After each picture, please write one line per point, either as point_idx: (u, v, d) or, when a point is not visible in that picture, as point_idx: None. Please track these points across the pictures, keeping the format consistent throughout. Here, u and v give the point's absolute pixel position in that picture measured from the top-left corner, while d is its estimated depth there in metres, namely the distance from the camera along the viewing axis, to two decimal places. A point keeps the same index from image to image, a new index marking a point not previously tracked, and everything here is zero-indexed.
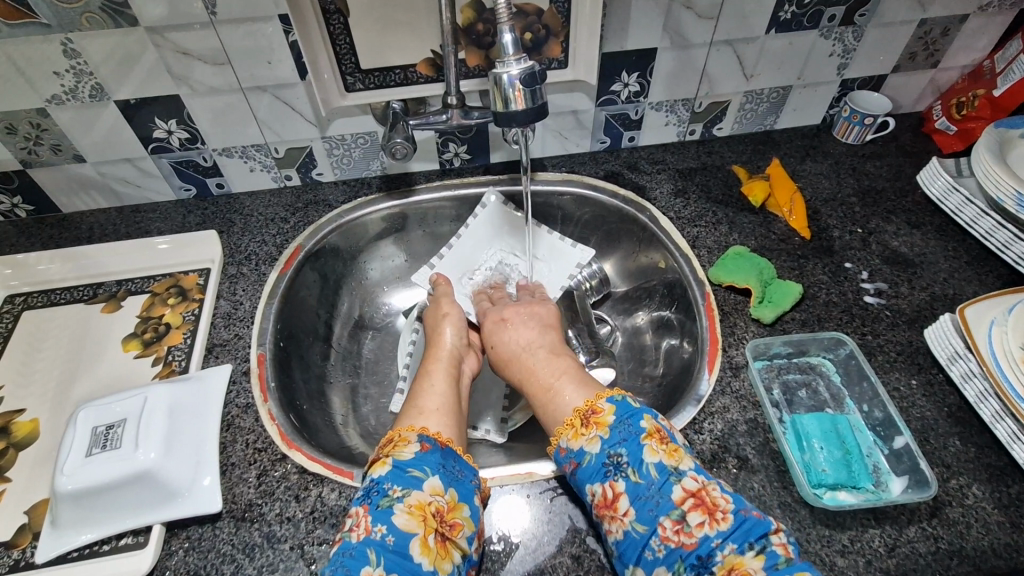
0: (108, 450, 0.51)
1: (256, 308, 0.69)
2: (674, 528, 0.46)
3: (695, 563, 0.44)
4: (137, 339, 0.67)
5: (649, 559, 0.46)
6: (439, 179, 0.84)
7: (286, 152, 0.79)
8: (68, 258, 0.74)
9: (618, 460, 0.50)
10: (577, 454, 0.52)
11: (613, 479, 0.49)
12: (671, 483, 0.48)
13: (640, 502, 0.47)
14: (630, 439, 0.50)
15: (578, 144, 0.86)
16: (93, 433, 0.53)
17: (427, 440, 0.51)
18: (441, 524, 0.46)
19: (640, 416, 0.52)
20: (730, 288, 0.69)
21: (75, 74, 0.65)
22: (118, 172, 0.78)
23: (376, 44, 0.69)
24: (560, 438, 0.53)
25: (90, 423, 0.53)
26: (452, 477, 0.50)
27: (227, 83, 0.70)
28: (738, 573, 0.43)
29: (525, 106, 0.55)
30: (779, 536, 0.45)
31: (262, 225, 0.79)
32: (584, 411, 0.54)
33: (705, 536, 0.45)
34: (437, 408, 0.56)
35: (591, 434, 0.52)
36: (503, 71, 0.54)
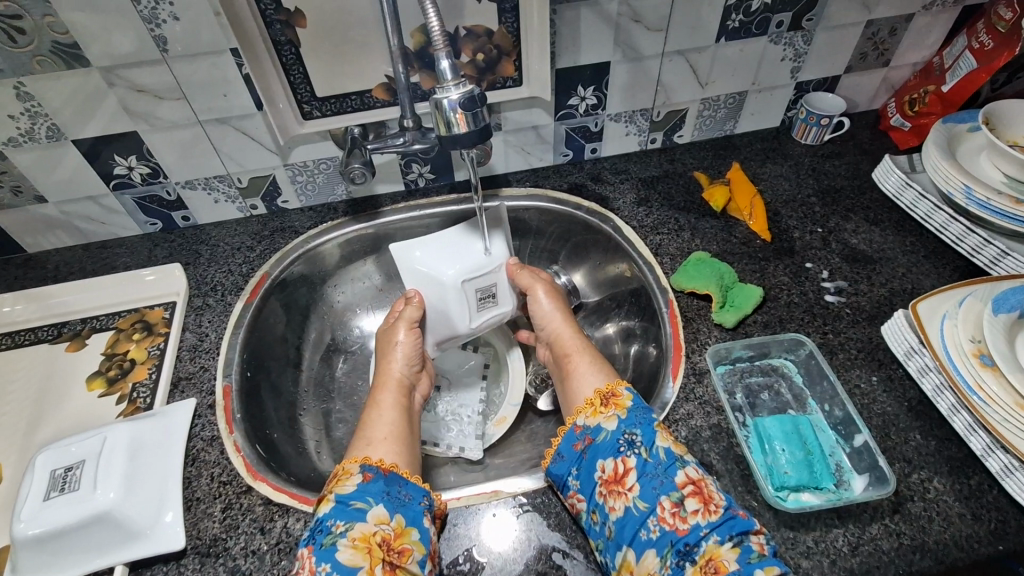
0: (67, 492, 0.51)
1: (222, 338, 0.69)
2: (672, 510, 0.48)
3: (683, 549, 0.46)
4: (102, 377, 0.67)
5: (643, 539, 0.48)
6: (404, 201, 0.85)
7: (249, 182, 0.80)
8: (33, 298, 0.74)
9: (632, 438, 0.53)
10: (594, 430, 0.55)
11: (626, 454, 0.52)
12: (676, 466, 0.50)
13: (646, 478, 0.50)
14: (646, 423, 0.54)
15: (541, 159, 0.87)
16: (51, 476, 0.52)
17: (369, 469, 0.52)
18: (389, 553, 0.47)
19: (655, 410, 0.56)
20: (692, 294, 0.70)
21: (30, 116, 0.66)
22: (81, 211, 0.78)
23: (331, 71, 0.69)
24: (578, 417, 0.57)
25: (49, 466, 0.53)
26: (398, 502, 0.50)
27: (185, 117, 0.70)
28: (715, 563, 0.45)
29: (467, 128, 0.56)
30: (759, 536, 0.46)
31: (228, 255, 0.79)
32: (605, 393, 0.58)
33: (697, 524, 0.47)
34: (386, 437, 0.57)
35: (611, 413, 0.56)
36: (442, 96, 0.55)
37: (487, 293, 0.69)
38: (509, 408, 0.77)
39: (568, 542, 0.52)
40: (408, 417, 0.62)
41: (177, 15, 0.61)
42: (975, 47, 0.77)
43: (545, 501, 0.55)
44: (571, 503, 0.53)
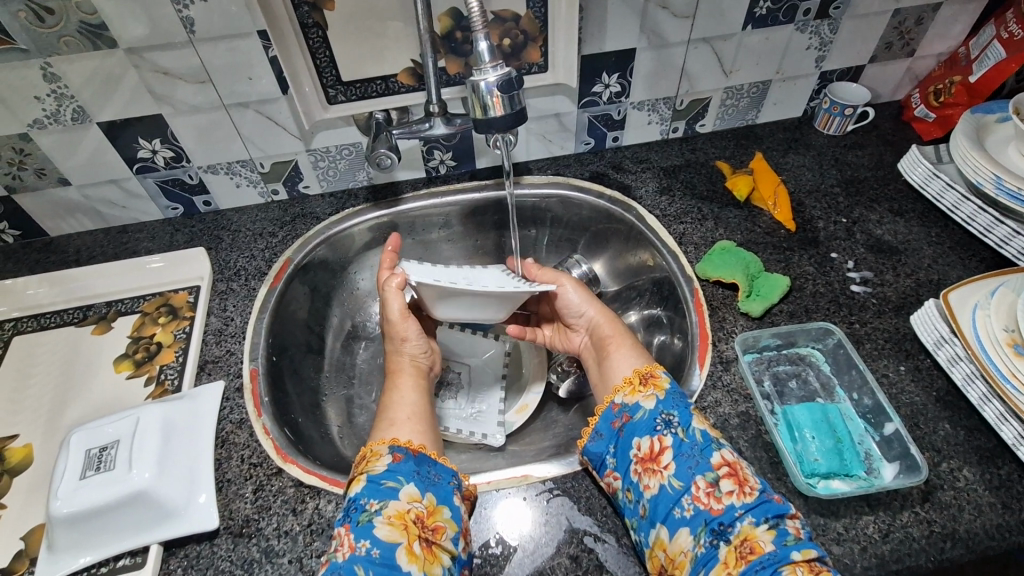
0: (102, 472, 0.51)
1: (248, 323, 0.69)
2: (707, 490, 0.48)
3: (717, 528, 0.46)
4: (129, 359, 0.67)
5: (676, 518, 0.48)
6: (426, 187, 0.85)
7: (271, 167, 0.80)
8: (57, 281, 0.74)
9: (669, 418, 0.53)
10: (632, 408, 0.55)
11: (662, 434, 0.52)
12: (712, 448, 0.50)
13: (682, 458, 0.50)
14: (683, 406, 0.54)
15: (563, 146, 0.87)
16: (86, 455, 0.53)
17: (399, 450, 0.52)
18: (424, 529, 0.47)
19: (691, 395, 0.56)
20: (718, 283, 0.70)
21: (56, 98, 0.65)
22: (103, 194, 0.78)
23: (357, 54, 0.69)
24: (616, 395, 0.57)
25: (83, 445, 0.53)
26: (428, 482, 0.51)
27: (210, 101, 0.70)
28: (751, 544, 0.45)
29: (503, 112, 0.56)
30: (795, 520, 0.47)
31: (250, 240, 0.79)
32: (644, 373, 0.57)
33: (732, 504, 0.47)
34: (407, 419, 0.58)
35: (649, 392, 0.55)
36: (480, 78, 0.55)
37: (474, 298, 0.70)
38: (530, 396, 0.77)
39: (598, 525, 0.53)
40: (427, 398, 0.63)
41: None
42: (1004, 37, 0.76)
43: (576, 485, 0.56)
44: (606, 483, 0.54)
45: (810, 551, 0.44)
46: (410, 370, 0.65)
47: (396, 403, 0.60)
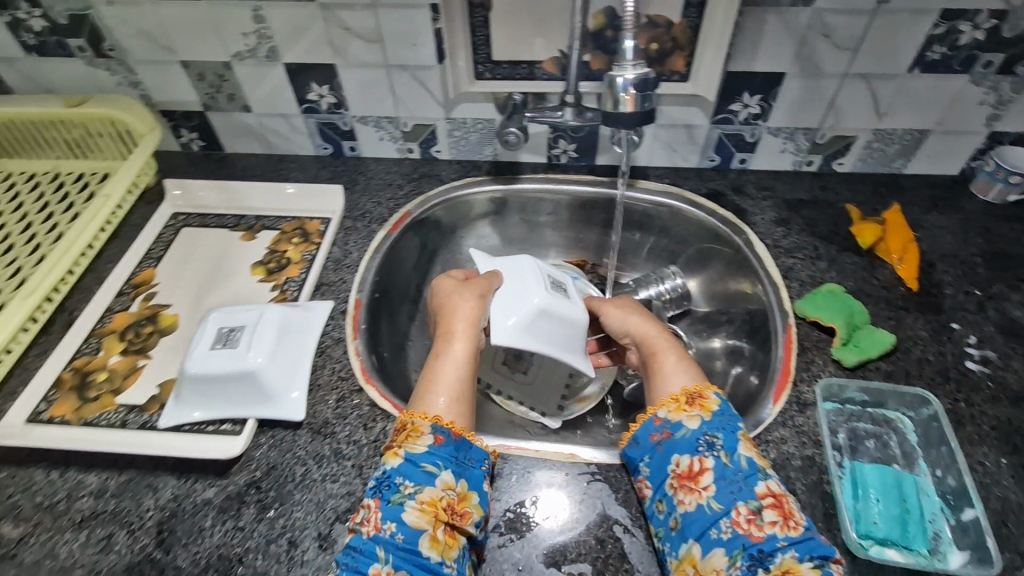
0: (227, 348, 0.61)
1: (363, 258, 0.78)
2: (748, 516, 0.48)
3: (755, 555, 0.46)
4: (263, 267, 0.77)
5: (712, 538, 0.48)
6: (543, 173, 0.89)
7: (412, 127, 0.88)
8: (223, 189, 0.86)
9: (712, 441, 0.53)
10: (674, 425, 0.55)
11: (704, 455, 0.52)
12: (758, 477, 0.50)
13: (724, 482, 0.50)
14: (729, 429, 0.53)
15: (685, 159, 0.87)
16: (218, 331, 0.63)
17: (440, 432, 0.53)
18: (452, 516, 0.50)
19: (740, 422, 0.55)
20: (814, 324, 0.67)
21: (259, 36, 0.77)
22: (273, 125, 0.90)
23: (512, 38, 0.74)
24: (660, 410, 0.57)
25: (217, 323, 0.64)
26: (463, 467, 0.53)
27: (376, 60, 0.78)
28: None
29: (634, 109, 0.58)
30: (838, 563, 0.46)
31: (380, 188, 0.88)
32: (691, 392, 0.57)
33: (773, 535, 0.46)
34: (455, 395, 0.58)
35: (694, 413, 0.55)
36: (618, 74, 0.57)
37: (559, 286, 0.72)
38: (593, 390, 0.80)
39: (632, 518, 0.55)
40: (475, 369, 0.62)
41: None
42: None
43: (619, 476, 0.57)
44: (638, 487, 0.55)
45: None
46: (467, 328, 0.64)
47: (447, 373, 0.60)
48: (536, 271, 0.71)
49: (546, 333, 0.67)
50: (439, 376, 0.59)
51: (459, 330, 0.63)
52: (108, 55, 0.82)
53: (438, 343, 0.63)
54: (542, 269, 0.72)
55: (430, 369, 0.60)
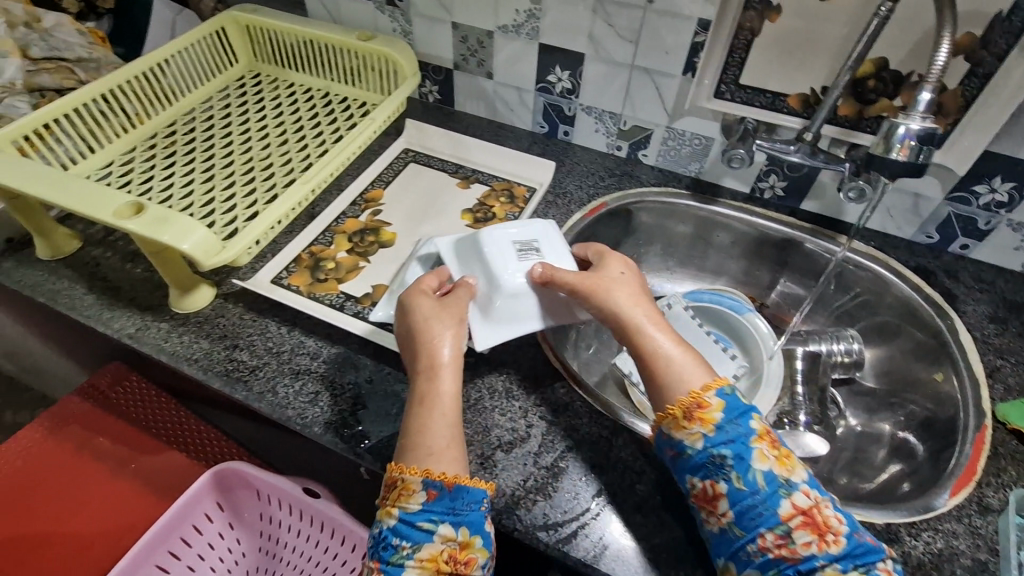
0: (450, 274, 0.67)
1: (558, 232, 0.84)
2: (778, 542, 0.47)
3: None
4: (471, 214, 0.86)
5: (744, 561, 0.48)
6: (742, 202, 0.90)
7: (630, 127, 0.92)
8: (453, 139, 0.95)
9: (721, 462, 0.50)
10: (676, 444, 0.52)
11: (715, 479, 0.50)
12: (780, 496, 0.48)
13: (743, 509, 0.48)
14: (738, 441, 0.50)
15: (899, 228, 0.83)
16: (450, 255, 0.69)
17: (432, 485, 0.48)
18: (454, 567, 0.47)
19: (836, 472, 0.49)
20: (1015, 433, 0.63)
21: (528, 15, 0.86)
22: (505, 95, 0.99)
23: (767, 66, 0.76)
24: (660, 422, 0.54)
25: (449, 249, 0.70)
26: (460, 514, 0.49)
27: (624, 59, 0.84)
28: None
29: (906, 159, 0.57)
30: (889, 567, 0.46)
31: (584, 175, 0.94)
32: (689, 402, 0.52)
33: (811, 555, 0.46)
34: (449, 442, 0.51)
35: (695, 430, 0.51)
36: (901, 122, 0.57)
37: (527, 249, 0.67)
38: None
39: None
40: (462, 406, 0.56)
41: None
42: None
43: None
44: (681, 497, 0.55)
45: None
46: (453, 361, 0.56)
47: (439, 426, 0.52)
48: (503, 245, 0.66)
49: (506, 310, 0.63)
50: (428, 428, 0.52)
51: (445, 360, 0.56)
52: (396, 4, 0.95)
53: (420, 385, 0.55)
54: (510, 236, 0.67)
55: (414, 417, 0.53)
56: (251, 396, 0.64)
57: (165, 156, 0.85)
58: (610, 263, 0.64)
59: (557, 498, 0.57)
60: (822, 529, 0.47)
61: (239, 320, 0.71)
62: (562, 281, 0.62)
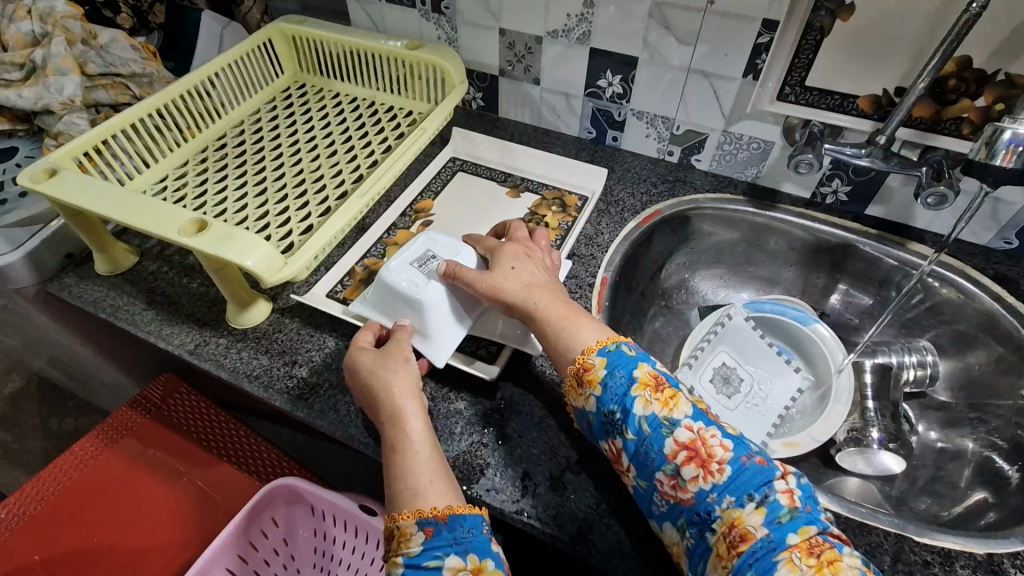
0: (428, 272, 0.64)
1: (613, 242, 0.82)
2: (671, 483, 0.49)
3: (693, 517, 0.48)
4: (523, 224, 0.84)
5: (660, 513, 0.51)
6: (803, 207, 0.86)
7: (683, 132, 0.90)
8: (501, 148, 0.94)
9: (612, 418, 0.53)
10: (582, 412, 0.57)
11: (614, 436, 0.53)
12: (664, 437, 0.50)
13: (637, 459, 0.51)
14: (621, 396, 0.52)
15: (975, 233, 0.79)
16: (421, 255, 0.66)
17: (426, 522, 0.48)
18: None
19: (654, 367, 0.54)
20: None
21: (580, 19, 0.84)
22: (552, 101, 0.98)
23: (835, 66, 0.72)
24: (571, 401, 0.58)
25: (426, 246, 0.67)
26: (463, 541, 0.48)
27: (680, 62, 0.81)
28: (737, 530, 0.45)
29: (1011, 165, 0.54)
30: (785, 485, 0.47)
31: (635, 181, 0.92)
32: (577, 369, 0.55)
33: (702, 491, 0.48)
34: (428, 477, 0.51)
35: (586, 394, 0.55)
36: (1006, 125, 0.53)
37: (427, 263, 0.65)
38: (805, 438, 0.73)
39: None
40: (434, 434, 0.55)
41: None
42: None
43: (858, 533, 0.55)
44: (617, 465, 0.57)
45: (842, 562, 0.42)
46: (415, 401, 0.55)
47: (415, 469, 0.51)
48: (408, 271, 0.64)
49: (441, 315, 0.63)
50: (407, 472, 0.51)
51: (409, 407, 0.54)
52: (442, 12, 0.94)
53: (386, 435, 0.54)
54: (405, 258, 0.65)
55: (389, 461, 0.53)
56: (313, 414, 0.63)
57: (217, 169, 0.85)
58: (504, 256, 0.63)
59: (637, 522, 0.56)
60: (708, 463, 0.48)
61: (297, 335, 0.71)
62: (467, 282, 0.61)
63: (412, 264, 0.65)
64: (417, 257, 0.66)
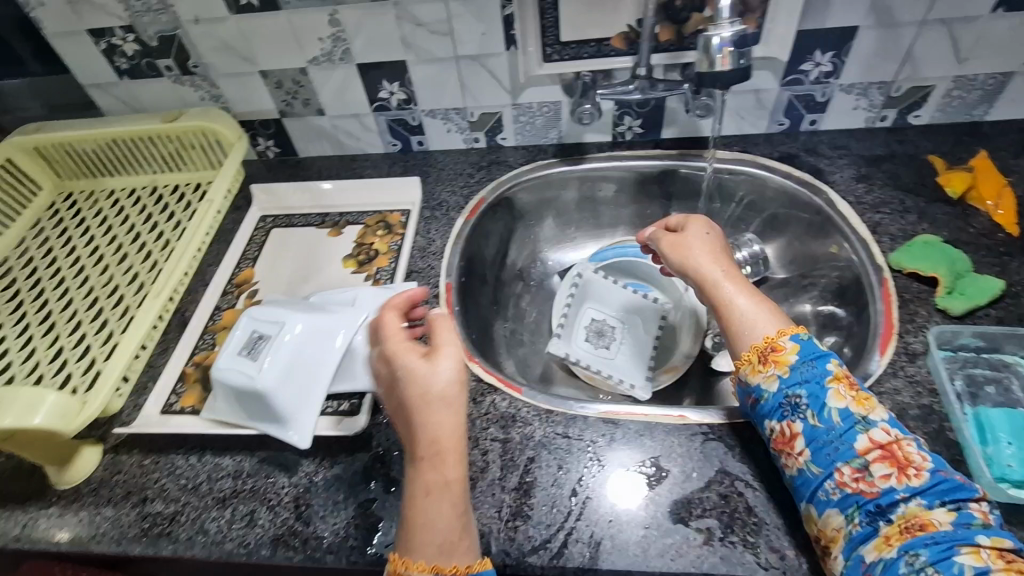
0: (256, 357, 0.59)
1: (446, 244, 0.81)
2: (853, 475, 0.48)
3: (871, 509, 0.47)
4: (354, 259, 0.80)
5: (823, 500, 0.49)
6: (610, 150, 0.90)
7: (479, 116, 0.90)
8: (309, 191, 0.89)
9: (797, 402, 0.53)
10: (755, 390, 0.56)
11: (792, 419, 0.53)
12: (856, 431, 0.50)
13: (818, 445, 0.51)
14: (812, 380, 0.53)
15: (754, 125, 0.86)
16: (247, 339, 0.60)
17: (425, 561, 0.45)
18: None
19: (826, 360, 0.54)
20: (913, 276, 0.66)
21: (334, 40, 0.81)
22: (346, 126, 0.94)
23: (580, 19, 0.75)
24: (738, 370, 0.58)
25: (249, 327, 0.61)
26: (486, 541, 0.48)
27: (445, 52, 0.81)
28: (920, 522, 0.45)
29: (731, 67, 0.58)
30: (981, 504, 0.46)
31: (452, 178, 0.91)
32: (763, 347, 0.56)
33: (889, 488, 0.47)
34: (434, 485, 0.46)
35: (770, 373, 0.55)
36: (712, 33, 0.58)
37: (254, 347, 0.59)
38: (681, 359, 0.81)
39: (753, 475, 0.55)
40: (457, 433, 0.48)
41: None
42: None
43: (734, 434, 0.58)
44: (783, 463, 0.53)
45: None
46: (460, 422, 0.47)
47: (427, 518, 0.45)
48: (237, 366, 0.58)
49: (291, 396, 0.58)
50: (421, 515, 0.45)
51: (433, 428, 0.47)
52: (192, 71, 0.87)
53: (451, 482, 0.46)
54: (231, 351, 0.60)
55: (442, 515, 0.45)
56: (180, 547, 0.56)
57: None
58: (691, 226, 0.67)
59: (536, 515, 0.54)
60: (904, 463, 0.48)
61: (138, 469, 0.63)
62: None
63: (240, 355, 0.59)
64: (242, 346, 0.60)
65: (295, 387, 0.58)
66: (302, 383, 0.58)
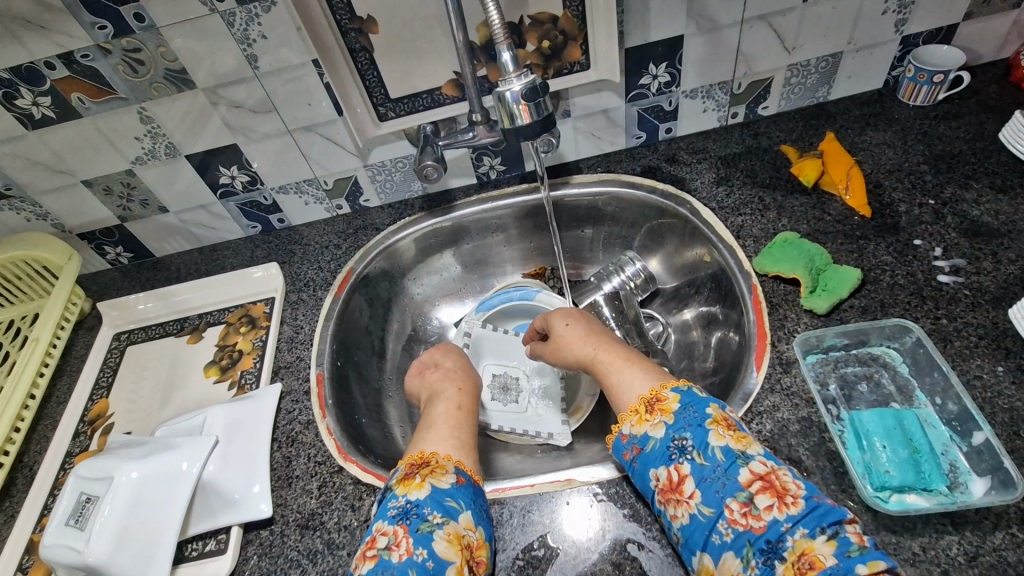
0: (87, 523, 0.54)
1: (315, 329, 0.75)
2: (742, 510, 0.45)
3: (763, 547, 0.43)
4: (216, 365, 0.74)
5: (717, 543, 0.45)
6: (477, 193, 0.87)
7: (334, 183, 0.85)
8: (161, 296, 0.83)
9: (683, 444, 0.50)
10: (641, 439, 0.52)
11: (679, 462, 0.50)
12: (738, 465, 0.47)
13: (706, 483, 0.48)
14: (695, 424, 0.51)
15: (613, 142, 0.84)
16: (76, 504, 0.56)
17: (460, 476, 0.53)
18: (471, 557, 0.48)
19: (707, 404, 0.52)
20: (778, 278, 0.66)
21: (152, 136, 0.75)
22: (195, 218, 0.87)
23: (401, 73, 0.73)
24: (624, 424, 0.54)
25: (79, 490, 0.57)
26: (481, 515, 0.52)
27: (276, 128, 0.76)
28: (808, 558, 0.41)
29: (530, 118, 0.61)
30: (854, 526, 0.43)
31: (318, 253, 0.85)
32: (649, 398, 0.55)
33: (774, 520, 0.44)
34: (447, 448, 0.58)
35: (657, 420, 0.52)
36: (504, 89, 0.59)
37: (84, 512, 0.55)
38: (585, 398, 0.77)
39: (644, 533, 0.52)
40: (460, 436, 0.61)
41: (265, 34, 0.66)
42: None
43: (622, 490, 0.55)
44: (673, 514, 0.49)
45: None
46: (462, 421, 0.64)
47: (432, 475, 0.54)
48: (67, 540, 0.54)
49: (134, 555, 0.54)
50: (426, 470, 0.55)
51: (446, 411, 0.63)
52: (7, 194, 0.79)
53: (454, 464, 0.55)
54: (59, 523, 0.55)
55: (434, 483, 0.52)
56: None
57: None
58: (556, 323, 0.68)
59: None
60: (784, 492, 0.45)
61: None
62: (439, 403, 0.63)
63: (69, 525, 0.55)
64: (70, 513, 0.55)
65: (138, 544, 0.54)
66: (143, 538, 0.54)
